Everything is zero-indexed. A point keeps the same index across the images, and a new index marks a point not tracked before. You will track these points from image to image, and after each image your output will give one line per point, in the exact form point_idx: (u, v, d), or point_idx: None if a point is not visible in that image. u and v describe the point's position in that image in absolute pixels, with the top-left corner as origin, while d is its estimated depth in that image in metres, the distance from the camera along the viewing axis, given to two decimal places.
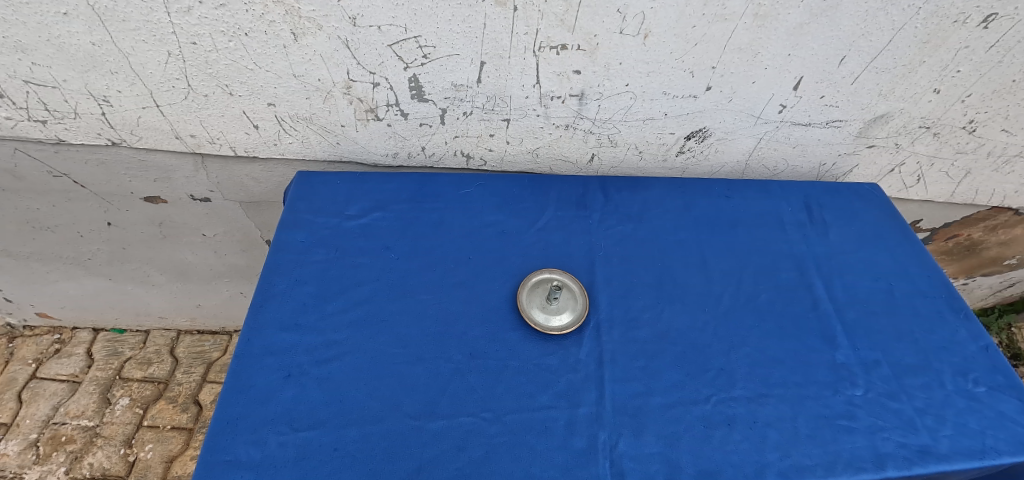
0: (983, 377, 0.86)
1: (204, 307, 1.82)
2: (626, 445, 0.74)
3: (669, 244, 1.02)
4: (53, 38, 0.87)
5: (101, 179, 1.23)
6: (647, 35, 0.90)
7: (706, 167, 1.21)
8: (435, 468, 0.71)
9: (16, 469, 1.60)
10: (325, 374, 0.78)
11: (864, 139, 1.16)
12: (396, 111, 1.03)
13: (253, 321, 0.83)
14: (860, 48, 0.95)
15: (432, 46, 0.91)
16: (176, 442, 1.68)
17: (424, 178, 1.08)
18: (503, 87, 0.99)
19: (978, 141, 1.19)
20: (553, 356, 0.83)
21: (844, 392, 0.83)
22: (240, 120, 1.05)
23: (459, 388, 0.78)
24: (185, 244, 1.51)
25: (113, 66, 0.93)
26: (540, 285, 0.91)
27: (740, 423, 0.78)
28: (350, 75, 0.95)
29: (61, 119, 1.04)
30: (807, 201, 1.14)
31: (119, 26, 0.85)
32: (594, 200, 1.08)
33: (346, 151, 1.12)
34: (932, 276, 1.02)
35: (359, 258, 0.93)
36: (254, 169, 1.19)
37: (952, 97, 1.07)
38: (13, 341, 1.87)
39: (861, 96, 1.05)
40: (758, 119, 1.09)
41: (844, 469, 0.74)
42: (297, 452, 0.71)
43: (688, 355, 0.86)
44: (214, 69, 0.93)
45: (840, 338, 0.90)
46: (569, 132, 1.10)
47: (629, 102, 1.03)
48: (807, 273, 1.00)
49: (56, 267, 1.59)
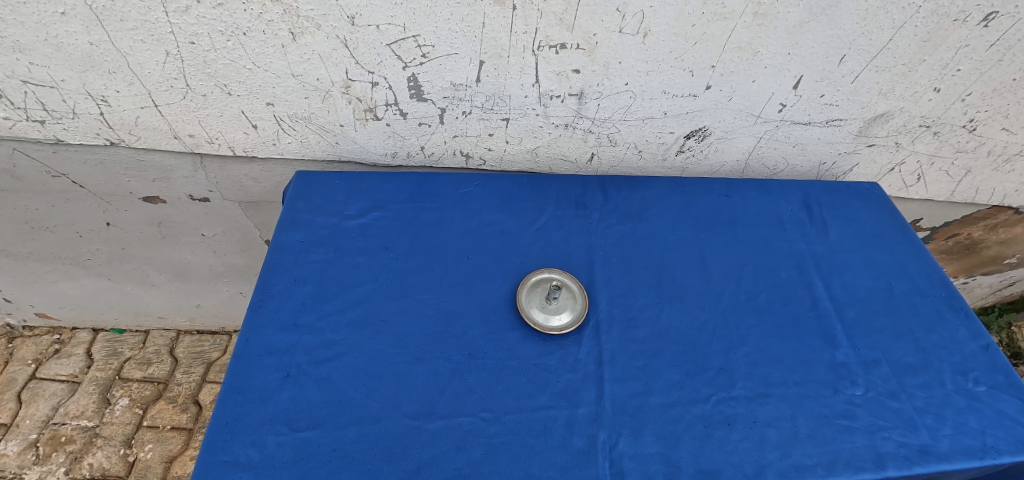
0: (983, 376, 0.86)
1: (203, 307, 1.82)
2: (626, 444, 0.74)
3: (668, 243, 1.02)
4: (51, 38, 0.87)
5: (100, 179, 1.23)
6: (646, 34, 0.90)
7: (706, 166, 1.21)
8: (434, 468, 0.70)
9: (16, 469, 1.60)
10: (324, 374, 0.78)
11: (864, 137, 1.16)
12: (395, 110, 1.03)
13: (252, 320, 0.83)
14: (859, 47, 0.95)
15: (431, 46, 0.91)
16: (176, 442, 1.68)
17: (423, 178, 1.08)
18: (502, 86, 0.99)
19: (978, 140, 1.19)
20: (553, 356, 0.83)
21: (844, 391, 0.83)
22: (239, 120, 1.04)
23: (459, 387, 0.78)
24: (185, 244, 1.51)
25: (111, 66, 0.93)
26: (540, 285, 0.91)
27: (740, 423, 0.78)
28: (348, 75, 0.95)
29: (59, 119, 1.03)
30: (806, 200, 1.14)
31: (118, 26, 0.85)
32: (594, 199, 1.08)
33: (345, 150, 1.12)
34: (932, 274, 1.02)
35: (358, 258, 0.93)
36: (253, 169, 1.19)
37: (952, 96, 1.06)
38: (12, 341, 1.87)
39: (861, 94, 1.05)
40: (758, 118, 1.08)
41: (845, 468, 0.74)
42: (295, 452, 0.71)
43: (687, 354, 0.86)
44: (213, 69, 0.93)
45: (840, 337, 0.90)
46: (569, 131, 1.10)
47: (629, 101, 1.03)
48: (806, 271, 1.00)
49: (55, 268, 1.59)
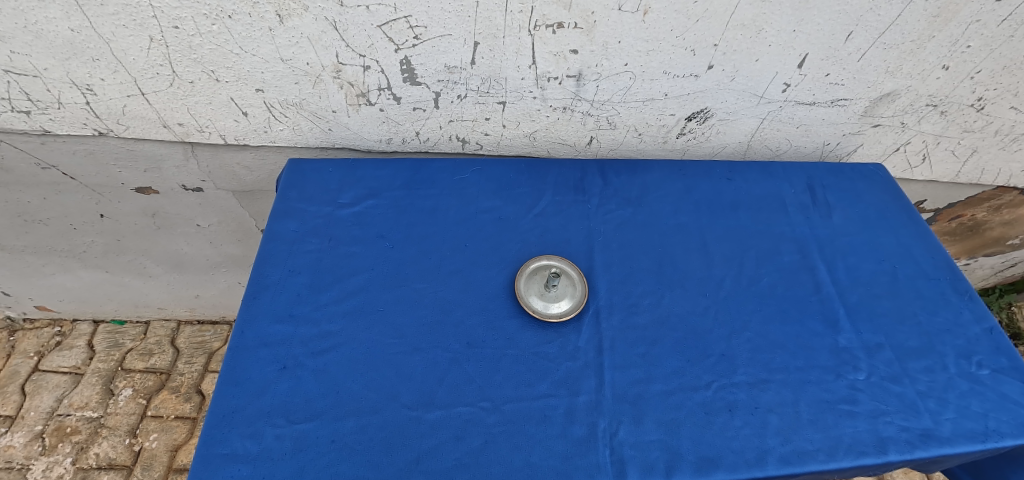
0: (987, 360, 0.85)
1: (202, 297, 1.81)
2: (626, 432, 0.74)
3: (668, 228, 1.01)
4: (30, 25, 0.84)
5: (90, 171, 1.21)
6: (647, 11, 0.87)
7: (707, 148, 1.19)
8: (433, 458, 0.70)
9: (22, 460, 1.61)
10: (321, 366, 0.77)
11: (869, 117, 1.13)
12: (388, 95, 1.00)
13: (247, 312, 0.81)
14: (867, 23, 0.92)
15: (424, 26, 0.88)
16: (180, 431, 1.70)
17: (418, 164, 1.05)
18: (498, 68, 0.96)
19: (985, 119, 1.17)
20: (552, 344, 0.82)
21: (847, 376, 0.82)
22: (228, 107, 1.02)
23: (457, 377, 0.77)
24: (180, 234, 1.49)
25: (95, 53, 0.90)
26: (539, 272, 0.89)
27: (741, 409, 0.78)
28: (338, 59, 0.92)
29: (45, 110, 1.01)
30: (810, 183, 1.11)
31: (97, 11, 0.82)
32: (593, 183, 1.06)
33: (339, 137, 1.10)
34: (937, 257, 1.00)
35: (353, 247, 0.91)
36: (245, 157, 1.17)
37: (961, 73, 1.04)
38: (13, 334, 1.86)
39: (866, 73, 1.02)
40: (760, 98, 1.06)
41: (846, 454, 0.73)
42: (293, 444, 0.70)
43: (687, 341, 0.85)
44: (199, 54, 0.90)
45: (843, 322, 0.89)
46: (567, 114, 1.07)
47: (629, 82, 1.00)
48: (809, 256, 0.99)
49: (50, 260, 1.58)
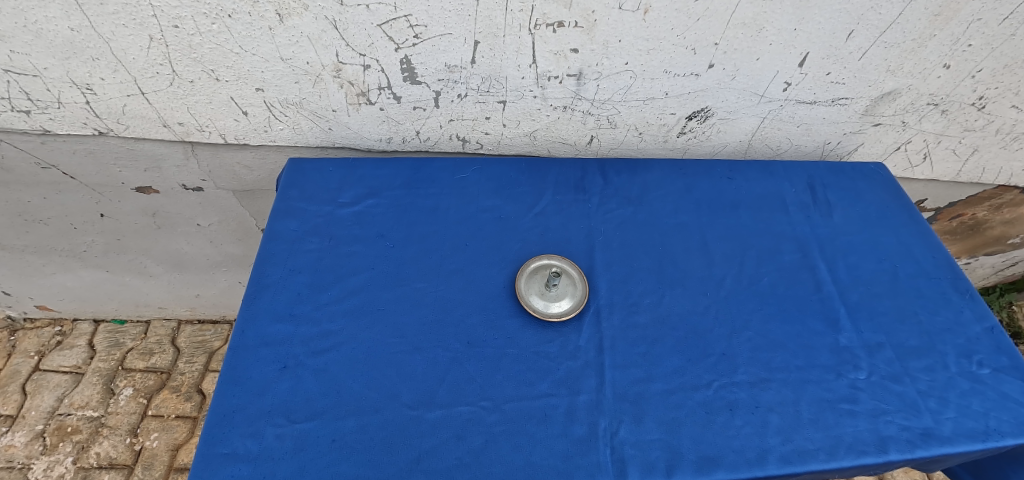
0: (988, 359, 0.85)
1: (202, 296, 1.81)
2: (626, 431, 0.74)
3: (669, 227, 1.00)
4: (30, 24, 0.84)
5: (91, 171, 1.21)
6: (647, 10, 0.86)
7: (707, 147, 1.19)
8: (433, 457, 0.70)
9: (23, 460, 1.61)
10: (321, 365, 0.77)
11: (870, 116, 1.13)
12: (388, 94, 1.00)
13: (247, 312, 0.81)
14: (868, 22, 0.92)
15: (424, 25, 0.88)
16: (181, 430, 1.70)
17: (418, 164, 1.05)
18: (499, 67, 0.96)
19: (986, 118, 1.16)
20: (553, 343, 0.82)
21: (848, 375, 0.82)
22: (228, 106, 1.02)
23: (458, 377, 0.77)
24: (180, 234, 1.49)
25: (94, 52, 0.90)
26: (539, 272, 0.89)
27: (741, 408, 0.78)
28: (338, 58, 0.92)
29: (45, 109, 1.01)
30: (810, 182, 1.11)
31: (97, 10, 0.82)
32: (593, 182, 1.06)
33: (339, 136, 1.10)
34: (937, 256, 1.00)
35: (353, 247, 0.91)
36: (245, 156, 1.17)
37: (962, 72, 1.03)
38: (14, 334, 1.87)
39: (867, 72, 1.02)
40: (761, 98, 1.06)
41: (847, 453, 0.73)
42: (294, 444, 0.70)
43: (688, 340, 0.85)
44: (199, 54, 0.90)
45: (843, 321, 0.89)
46: (567, 113, 1.07)
47: (629, 81, 1.00)
48: (810, 255, 0.98)
49: (51, 260, 1.58)
